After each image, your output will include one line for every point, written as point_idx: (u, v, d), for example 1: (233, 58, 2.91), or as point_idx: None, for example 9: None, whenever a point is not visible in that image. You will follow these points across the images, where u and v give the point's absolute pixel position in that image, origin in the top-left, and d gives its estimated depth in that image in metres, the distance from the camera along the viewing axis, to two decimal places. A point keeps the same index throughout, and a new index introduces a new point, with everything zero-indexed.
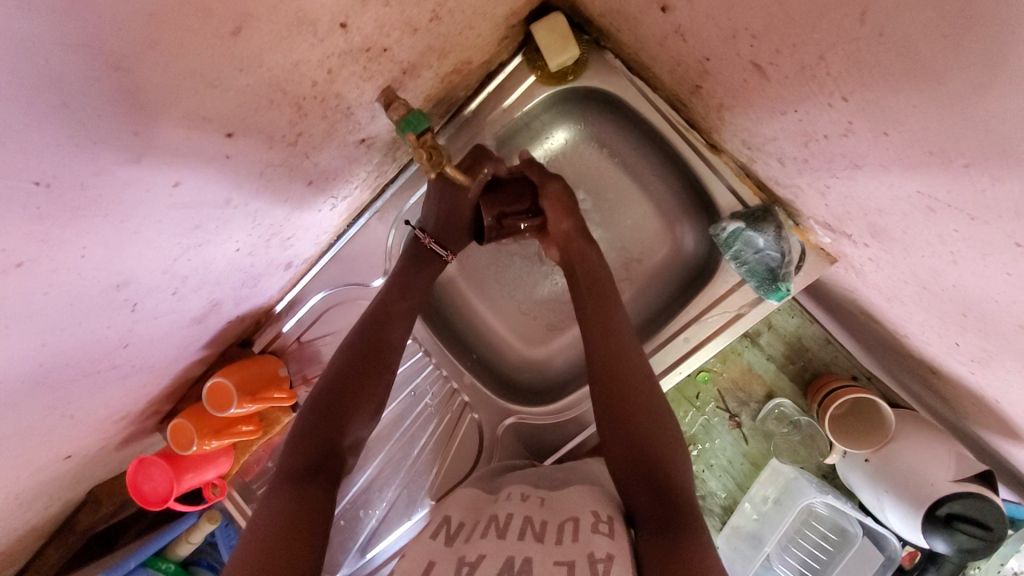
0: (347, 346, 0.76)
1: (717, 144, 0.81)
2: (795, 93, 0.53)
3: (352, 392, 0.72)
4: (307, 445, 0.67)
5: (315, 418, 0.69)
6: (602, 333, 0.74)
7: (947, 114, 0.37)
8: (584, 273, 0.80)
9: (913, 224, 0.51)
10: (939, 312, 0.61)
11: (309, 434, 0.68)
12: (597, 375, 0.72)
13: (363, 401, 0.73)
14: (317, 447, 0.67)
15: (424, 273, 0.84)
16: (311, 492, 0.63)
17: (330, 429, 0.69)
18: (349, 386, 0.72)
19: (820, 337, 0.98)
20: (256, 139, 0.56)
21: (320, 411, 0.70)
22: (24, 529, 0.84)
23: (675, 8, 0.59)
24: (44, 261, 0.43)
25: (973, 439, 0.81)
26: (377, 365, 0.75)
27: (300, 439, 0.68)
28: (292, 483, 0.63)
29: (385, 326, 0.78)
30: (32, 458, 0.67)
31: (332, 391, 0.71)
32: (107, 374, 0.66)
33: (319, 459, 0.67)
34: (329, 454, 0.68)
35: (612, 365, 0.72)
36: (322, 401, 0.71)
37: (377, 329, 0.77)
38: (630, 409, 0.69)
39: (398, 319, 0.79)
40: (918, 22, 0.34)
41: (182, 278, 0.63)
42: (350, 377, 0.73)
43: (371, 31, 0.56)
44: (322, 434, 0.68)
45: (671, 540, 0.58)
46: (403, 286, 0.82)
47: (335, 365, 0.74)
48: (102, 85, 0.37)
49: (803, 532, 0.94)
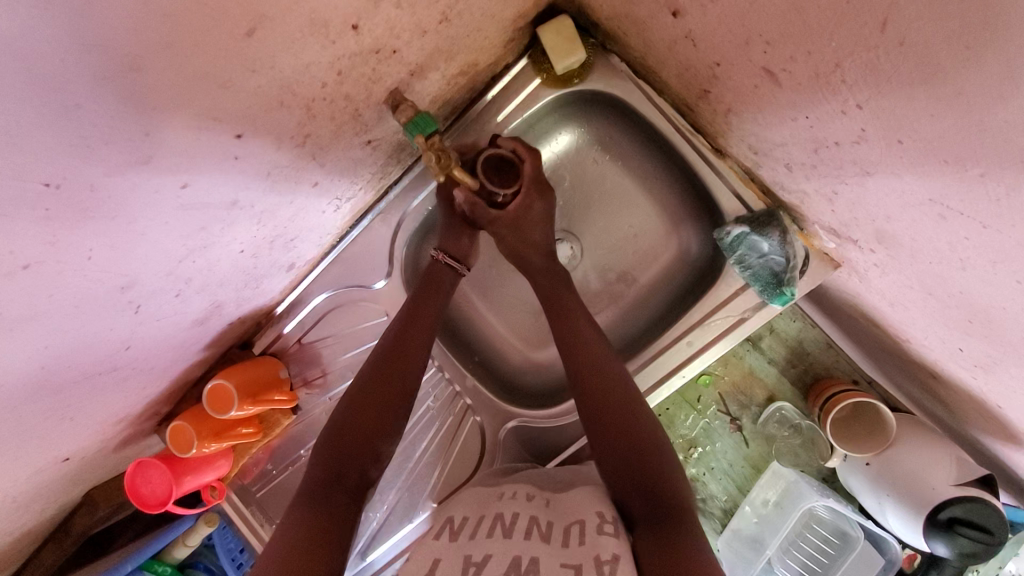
0: (370, 362, 0.77)
1: (721, 149, 0.82)
2: (808, 100, 0.53)
3: (374, 407, 0.72)
4: (328, 462, 0.67)
5: (337, 435, 0.70)
6: (598, 350, 0.76)
7: (965, 122, 0.38)
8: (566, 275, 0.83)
9: (922, 231, 0.52)
10: (944, 318, 0.62)
11: (329, 454, 0.68)
12: (590, 387, 0.74)
13: (385, 415, 0.72)
14: (338, 463, 0.67)
15: (438, 291, 0.84)
16: (334, 507, 0.63)
17: (354, 445, 0.69)
18: (369, 401, 0.72)
19: (821, 341, 0.98)
20: (265, 140, 0.55)
21: (343, 428, 0.70)
22: (19, 532, 0.83)
23: (687, 12, 0.59)
24: (50, 262, 0.42)
25: (973, 444, 0.82)
26: (398, 378, 0.74)
27: (324, 456, 0.68)
28: (314, 498, 0.63)
29: (403, 341, 0.78)
30: (30, 461, 0.66)
31: (353, 407, 0.72)
32: (109, 376, 0.65)
33: (340, 474, 0.67)
34: (347, 470, 0.67)
35: (609, 375, 0.74)
36: (345, 418, 0.71)
37: (398, 344, 0.77)
38: (632, 422, 0.70)
39: (420, 333, 0.79)
40: (938, 30, 0.34)
41: (186, 280, 0.63)
42: (372, 393, 0.73)
43: (381, 32, 0.55)
44: (346, 450, 0.69)
45: (667, 539, 0.58)
46: (419, 302, 0.82)
47: (358, 381, 0.75)
48: (115, 88, 0.36)
49: (803, 534, 0.95)
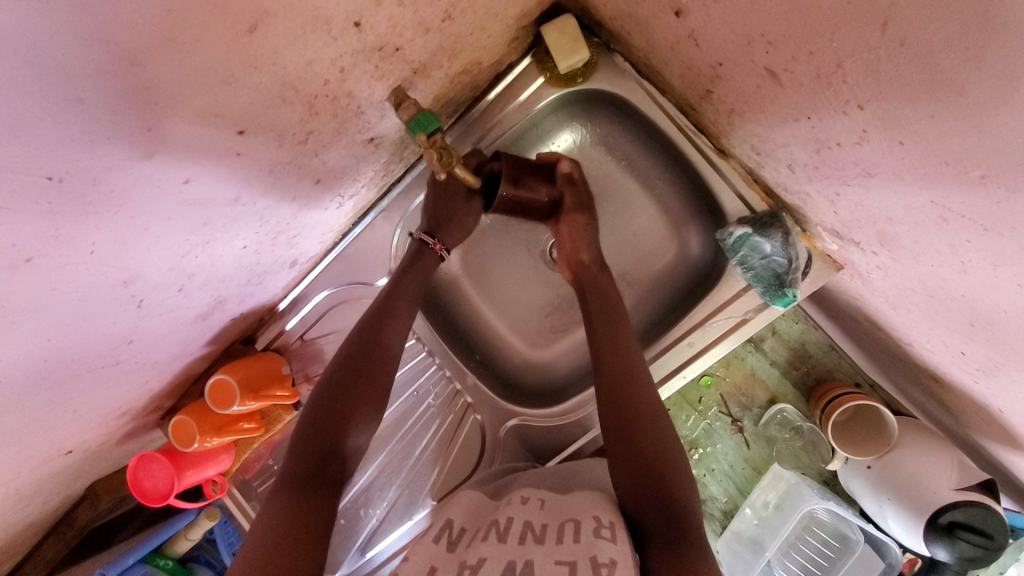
0: (344, 351, 0.76)
1: (725, 149, 0.81)
2: (809, 100, 0.53)
3: (349, 397, 0.72)
4: (307, 449, 0.67)
5: (309, 424, 0.69)
6: (611, 357, 0.76)
7: (964, 125, 0.37)
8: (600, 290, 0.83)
9: (924, 234, 0.52)
10: (946, 321, 0.61)
11: (305, 439, 0.68)
12: (607, 391, 0.74)
13: (359, 404, 0.72)
14: (316, 453, 0.67)
15: (418, 277, 0.84)
16: (317, 499, 0.62)
17: (326, 435, 0.68)
18: (347, 389, 0.72)
19: (824, 344, 0.98)
20: (266, 137, 0.55)
21: (317, 418, 0.70)
22: (23, 524, 0.84)
23: (689, 12, 0.59)
24: (53, 256, 0.43)
25: (976, 448, 0.81)
26: (374, 369, 0.75)
27: (300, 443, 0.68)
28: (297, 488, 0.63)
29: (380, 329, 0.77)
30: (34, 453, 0.67)
31: (328, 396, 0.71)
32: (111, 370, 0.65)
33: (317, 463, 0.66)
34: (330, 458, 0.67)
35: (617, 378, 0.73)
36: (319, 406, 0.71)
37: (373, 333, 0.77)
38: (633, 426, 0.70)
39: (396, 321, 0.79)
40: (938, 31, 0.34)
41: (189, 275, 0.63)
42: (347, 383, 0.72)
43: (384, 30, 0.56)
44: (318, 439, 0.68)
45: (678, 556, 0.57)
46: (399, 288, 0.81)
47: (330, 370, 0.74)
48: (118, 83, 0.37)
49: (803, 538, 0.94)
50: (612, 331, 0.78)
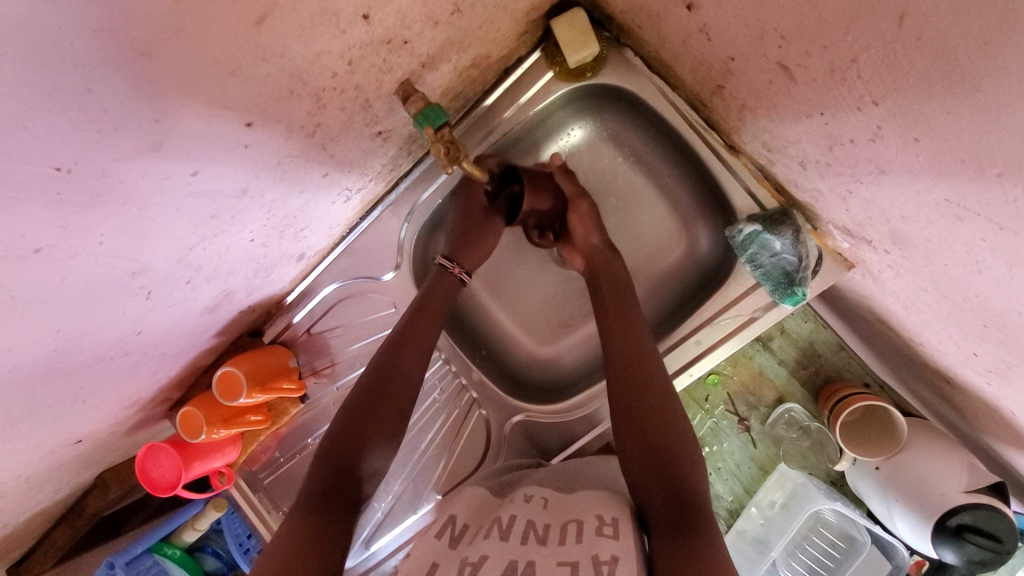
0: (367, 373, 0.76)
1: (736, 145, 0.80)
2: (822, 95, 0.52)
3: (370, 421, 0.71)
4: (324, 472, 0.67)
5: (329, 450, 0.69)
6: (620, 347, 0.75)
7: (981, 121, 0.37)
8: (612, 274, 0.82)
9: (939, 232, 0.51)
10: (958, 321, 0.60)
11: (324, 463, 0.68)
12: (614, 385, 0.73)
13: (377, 425, 0.72)
14: (332, 473, 0.67)
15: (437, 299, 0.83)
16: (324, 515, 0.62)
17: (345, 458, 0.68)
18: (367, 414, 0.72)
19: (834, 343, 0.97)
20: (275, 128, 0.55)
21: (335, 443, 0.70)
22: (33, 511, 0.85)
23: (701, 6, 0.58)
24: (63, 246, 0.43)
25: (986, 450, 0.80)
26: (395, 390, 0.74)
27: (321, 460, 0.68)
28: (311, 506, 0.64)
29: (399, 350, 0.77)
30: (43, 443, 0.68)
31: (351, 422, 0.71)
32: (120, 360, 0.66)
33: (337, 483, 0.66)
34: (347, 476, 0.67)
35: (631, 375, 0.72)
36: (338, 431, 0.71)
37: (393, 355, 0.76)
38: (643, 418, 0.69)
39: (416, 343, 0.78)
40: (957, 23, 0.33)
41: (197, 267, 0.63)
42: (369, 407, 0.72)
43: (392, 22, 0.55)
44: (337, 461, 0.68)
45: (689, 540, 0.57)
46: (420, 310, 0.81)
47: (354, 390, 0.74)
48: (128, 73, 0.37)
49: (810, 538, 0.93)
50: (621, 315, 0.78)
